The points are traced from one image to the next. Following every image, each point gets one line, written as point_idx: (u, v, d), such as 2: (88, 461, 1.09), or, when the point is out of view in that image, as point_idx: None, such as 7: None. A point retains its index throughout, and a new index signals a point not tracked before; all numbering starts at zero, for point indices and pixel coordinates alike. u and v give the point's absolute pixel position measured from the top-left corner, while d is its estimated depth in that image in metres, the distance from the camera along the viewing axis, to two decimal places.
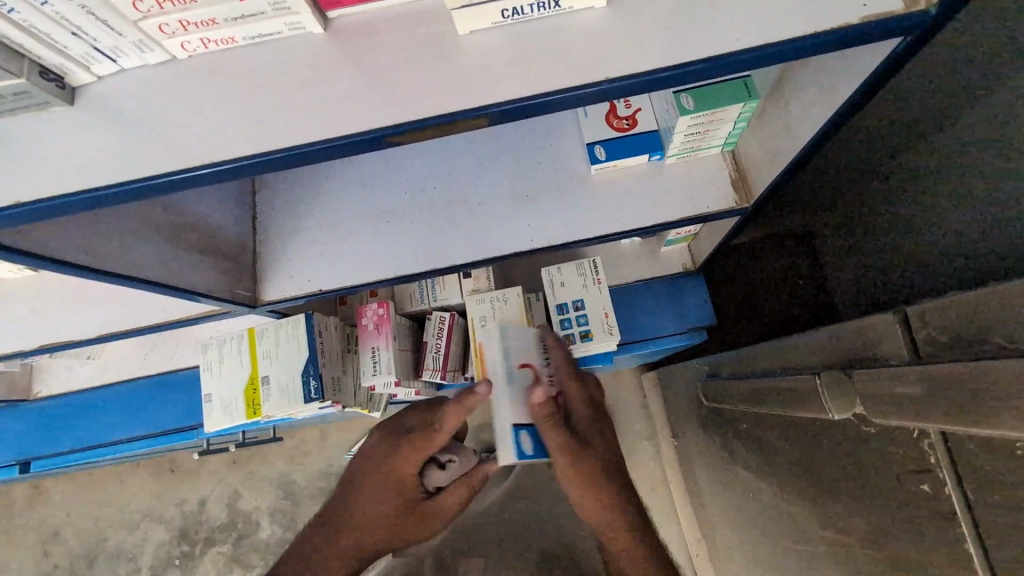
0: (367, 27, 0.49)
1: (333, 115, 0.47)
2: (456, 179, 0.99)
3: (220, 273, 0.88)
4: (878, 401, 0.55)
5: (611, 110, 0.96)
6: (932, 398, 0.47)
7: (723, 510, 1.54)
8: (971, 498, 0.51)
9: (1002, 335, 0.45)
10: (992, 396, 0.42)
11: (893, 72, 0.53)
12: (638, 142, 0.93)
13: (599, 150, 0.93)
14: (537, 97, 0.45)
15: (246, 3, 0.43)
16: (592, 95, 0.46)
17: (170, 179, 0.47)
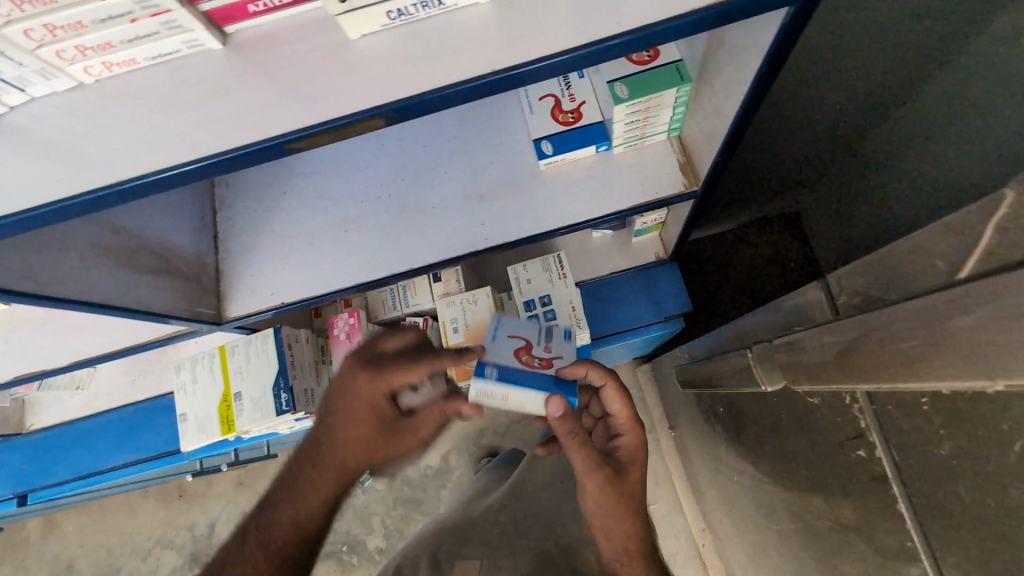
0: (263, 40, 0.50)
1: (236, 128, 0.48)
2: (426, 176, 1.00)
3: (179, 292, 0.90)
4: (802, 371, 0.55)
5: (555, 104, 0.97)
6: (839, 359, 0.47)
7: (719, 498, 1.53)
8: (898, 460, 0.50)
9: (897, 290, 0.44)
10: (885, 353, 0.41)
11: (791, 41, 0.54)
12: (582, 135, 0.94)
13: (546, 145, 0.94)
14: (428, 94, 0.47)
15: (137, 24, 0.44)
16: (479, 89, 0.47)
17: (80, 200, 0.48)
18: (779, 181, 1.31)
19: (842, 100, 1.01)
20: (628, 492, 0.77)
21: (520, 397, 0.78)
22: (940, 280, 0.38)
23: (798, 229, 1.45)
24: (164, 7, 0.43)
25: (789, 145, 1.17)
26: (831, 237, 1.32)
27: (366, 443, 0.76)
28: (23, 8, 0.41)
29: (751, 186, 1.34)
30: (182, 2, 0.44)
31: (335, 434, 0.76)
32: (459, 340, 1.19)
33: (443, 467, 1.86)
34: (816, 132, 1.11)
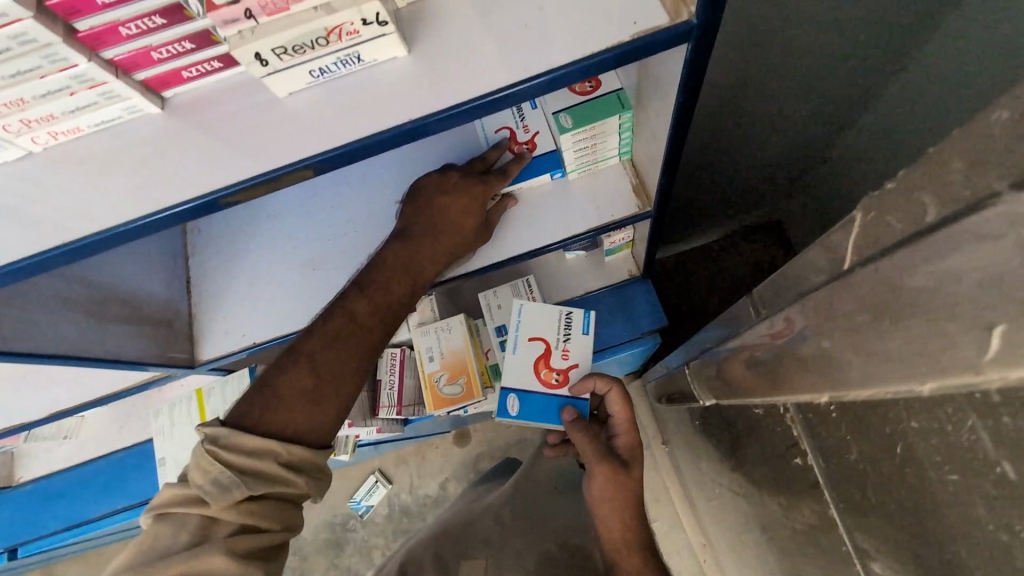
0: (199, 102, 0.53)
1: (175, 186, 0.51)
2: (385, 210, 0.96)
3: (151, 339, 0.93)
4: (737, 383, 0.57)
5: (510, 136, 0.92)
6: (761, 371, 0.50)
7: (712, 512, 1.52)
8: (824, 468, 0.52)
9: (789, 295, 0.46)
10: (793, 362, 0.43)
11: (699, 76, 0.57)
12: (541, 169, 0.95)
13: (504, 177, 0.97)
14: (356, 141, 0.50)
15: (76, 96, 0.47)
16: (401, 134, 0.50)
17: (27, 264, 0.51)
18: (757, 192, 1.35)
19: (804, 111, 1.05)
20: (626, 487, 0.84)
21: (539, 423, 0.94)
22: (816, 288, 0.41)
23: (781, 235, 1.49)
24: (100, 80, 0.47)
25: (762, 156, 1.20)
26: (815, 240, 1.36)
27: (471, 234, 0.85)
28: None
29: (732, 199, 1.36)
30: (116, 73, 0.47)
31: (441, 224, 0.80)
32: (435, 368, 1.22)
33: (440, 495, 1.85)
34: (784, 139, 1.15)
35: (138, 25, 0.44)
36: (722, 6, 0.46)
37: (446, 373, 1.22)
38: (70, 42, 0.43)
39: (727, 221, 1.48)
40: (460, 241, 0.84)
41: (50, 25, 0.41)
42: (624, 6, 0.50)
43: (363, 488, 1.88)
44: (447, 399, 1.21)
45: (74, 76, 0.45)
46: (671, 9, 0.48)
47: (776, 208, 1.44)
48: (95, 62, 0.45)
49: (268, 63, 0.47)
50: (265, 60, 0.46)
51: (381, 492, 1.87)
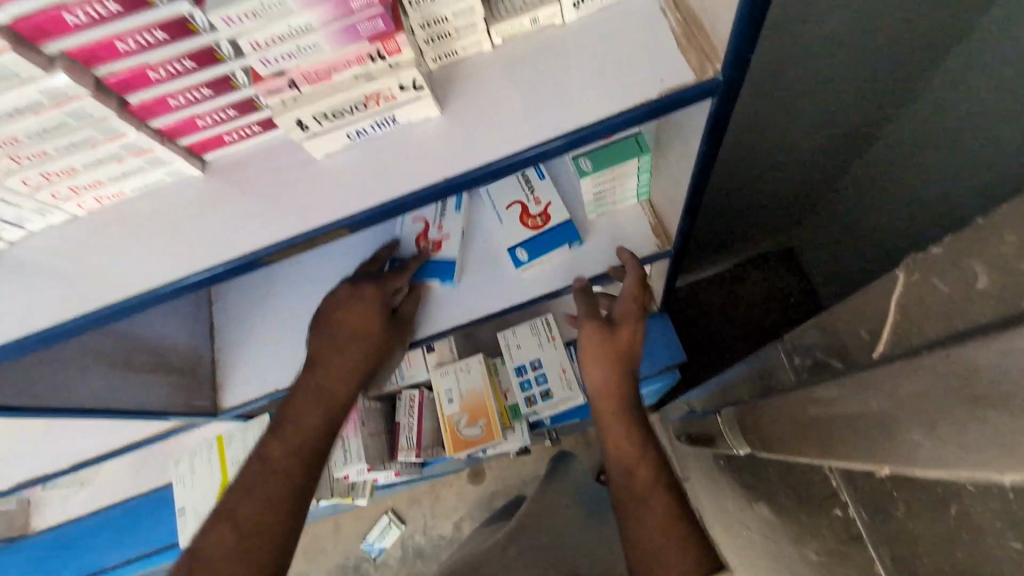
0: (238, 163, 0.55)
1: (215, 248, 0.52)
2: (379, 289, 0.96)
3: (175, 387, 0.93)
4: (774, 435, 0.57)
5: (423, 230, 0.96)
6: (805, 428, 0.49)
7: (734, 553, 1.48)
8: (863, 527, 0.51)
9: (842, 353, 0.46)
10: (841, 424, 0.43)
11: (721, 129, 0.58)
12: (553, 237, 0.95)
13: (521, 253, 0.96)
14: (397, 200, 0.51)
15: (123, 163, 0.49)
16: (435, 193, 0.51)
17: (67, 327, 0.52)
18: (770, 222, 1.34)
19: (817, 147, 1.06)
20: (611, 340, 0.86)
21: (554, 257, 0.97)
22: None
23: (795, 263, 1.48)
24: (146, 147, 0.48)
25: (776, 192, 1.20)
26: (830, 273, 1.35)
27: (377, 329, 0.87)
28: (22, 162, 0.46)
29: (745, 230, 1.35)
30: (162, 141, 0.49)
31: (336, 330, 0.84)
32: (454, 410, 1.21)
33: (455, 535, 1.81)
34: (797, 176, 1.15)
35: (186, 97, 0.46)
36: (746, 64, 0.47)
37: (465, 415, 1.21)
38: (122, 114, 0.45)
39: (740, 250, 1.47)
40: (364, 339, 0.86)
41: (106, 101, 0.43)
42: (654, 67, 0.51)
43: (376, 528, 1.84)
44: (467, 441, 1.20)
45: (123, 145, 0.47)
46: (697, 67, 0.50)
47: (789, 237, 1.43)
48: (143, 132, 0.47)
49: (308, 128, 0.49)
50: (305, 125, 0.48)
51: (395, 533, 1.84)
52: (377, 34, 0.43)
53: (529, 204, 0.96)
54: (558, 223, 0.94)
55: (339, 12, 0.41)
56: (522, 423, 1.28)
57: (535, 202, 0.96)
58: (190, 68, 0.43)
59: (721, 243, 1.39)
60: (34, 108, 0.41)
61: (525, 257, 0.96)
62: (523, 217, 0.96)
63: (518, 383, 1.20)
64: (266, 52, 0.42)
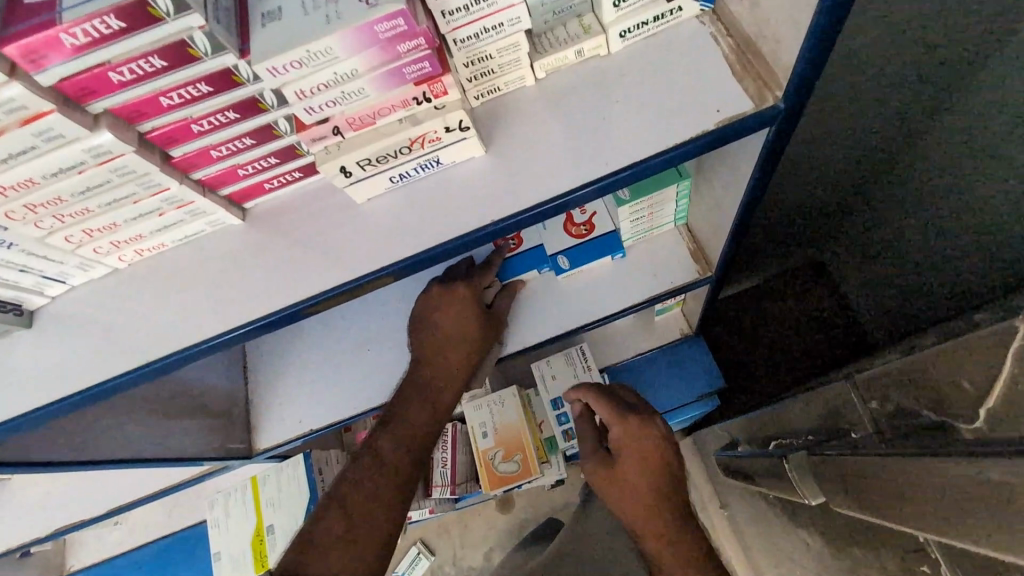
0: (277, 209, 0.54)
1: (258, 299, 0.51)
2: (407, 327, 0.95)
3: (210, 431, 0.92)
4: (862, 489, 0.53)
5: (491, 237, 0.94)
6: (915, 496, 0.45)
7: None
8: None
9: (968, 422, 0.42)
10: (969, 497, 0.39)
11: (776, 158, 0.55)
12: (598, 246, 0.92)
13: (562, 259, 0.91)
14: (437, 246, 0.49)
15: (165, 216, 0.48)
16: (477, 240, 0.49)
17: (108, 385, 0.50)
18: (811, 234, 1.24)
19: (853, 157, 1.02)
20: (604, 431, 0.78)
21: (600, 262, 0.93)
22: None
23: (827, 279, 1.32)
24: (188, 199, 0.47)
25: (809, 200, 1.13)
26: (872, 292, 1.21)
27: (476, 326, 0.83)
28: (65, 221, 0.45)
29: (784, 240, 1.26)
30: (203, 192, 0.48)
31: (434, 327, 0.81)
32: (489, 445, 1.18)
33: (486, 568, 1.75)
34: (827, 183, 1.08)
35: (229, 147, 0.45)
36: (809, 89, 0.45)
37: (501, 449, 1.17)
38: (165, 168, 0.44)
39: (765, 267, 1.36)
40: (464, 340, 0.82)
41: (149, 155, 0.42)
42: (707, 95, 0.49)
43: (405, 561, 1.79)
44: (503, 478, 1.16)
45: (165, 199, 0.46)
46: (754, 95, 0.48)
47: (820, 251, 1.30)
48: (185, 184, 0.46)
49: (352, 174, 0.47)
50: (349, 171, 0.47)
51: (424, 566, 1.78)
52: (423, 76, 0.42)
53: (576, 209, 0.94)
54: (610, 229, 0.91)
55: (385, 56, 0.39)
56: (558, 456, 1.24)
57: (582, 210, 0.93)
58: (233, 119, 0.42)
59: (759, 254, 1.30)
60: (79, 167, 0.40)
61: (568, 263, 0.91)
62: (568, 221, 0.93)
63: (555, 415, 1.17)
64: (310, 100, 0.41)
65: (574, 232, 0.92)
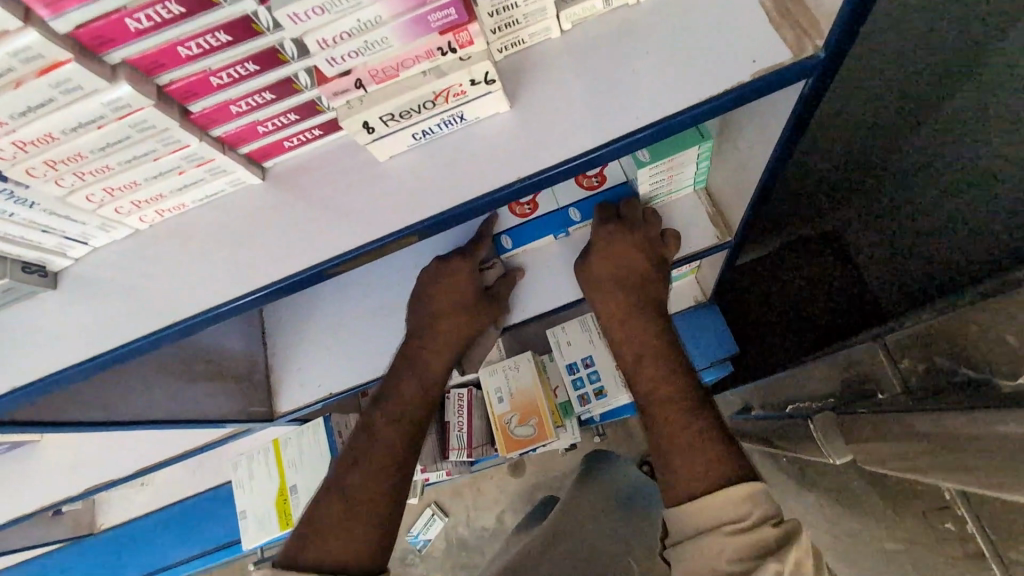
0: (296, 169, 0.53)
1: (281, 259, 0.50)
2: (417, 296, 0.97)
3: (233, 394, 0.93)
4: (888, 441, 0.53)
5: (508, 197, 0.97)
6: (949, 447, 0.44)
7: None
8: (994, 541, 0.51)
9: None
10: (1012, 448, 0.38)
11: (809, 115, 0.54)
12: (612, 198, 0.92)
13: (574, 212, 0.93)
14: (454, 207, 0.48)
15: (185, 175, 0.47)
16: (501, 199, 0.48)
17: (135, 346, 0.51)
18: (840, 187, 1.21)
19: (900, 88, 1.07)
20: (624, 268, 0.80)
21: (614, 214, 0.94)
22: None
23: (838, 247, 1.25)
24: (208, 157, 0.46)
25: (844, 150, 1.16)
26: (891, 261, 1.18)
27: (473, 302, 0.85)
28: (86, 178, 0.44)
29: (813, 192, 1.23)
30: (223, 149, 0.47)
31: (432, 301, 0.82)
32: (505, 409, 1.19)
33: (499, 528, 1.80)
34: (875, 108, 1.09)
35: (248, 102, 0.43)
36: (853, 38, 0.43)
37: (516, 414, 1.18)
38: (184, 124, 0.42)
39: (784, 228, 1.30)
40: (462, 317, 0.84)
41: (168, 110, 0.41)
42: (744, 46, 0.47)
43: (420, 520, 1.84)
44: (519, 441, 1.17)
45: (185, 156, 0.45)
46: (793, 45, 0.45)
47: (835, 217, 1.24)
48: (205, 141, 0.45)
49: (375, 131, 0.46)
50: (372, 128, 0.45)
51: (439, 525, 1.83)
52: (448, 24, 0.40)
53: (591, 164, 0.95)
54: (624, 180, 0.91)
55: (410, 2, 0.37)
56: (573, 420, 1.25)
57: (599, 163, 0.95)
58: (252, 72, 0.41)
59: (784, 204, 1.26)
60: (98, 122, 0.39)
61: (581, 215, 0.93)
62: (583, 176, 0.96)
63: (569, 380, 1.17)
64: (333, 50, 0.39)
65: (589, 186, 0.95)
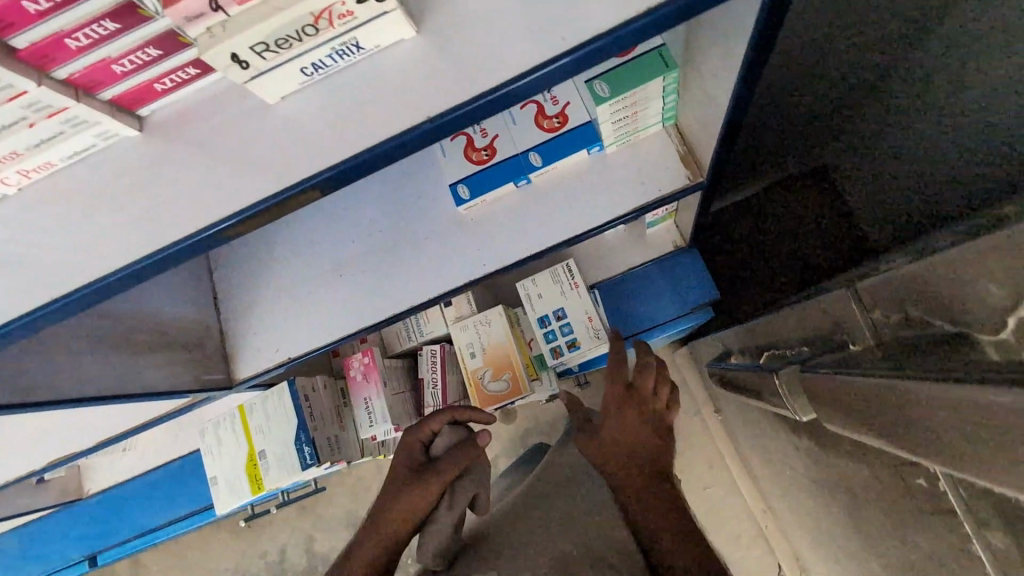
0: (181, 115, 0.46)
1: (173, 219, 0.44)
2: (385, 261, 0.95)
3: (183, 363, 0.88)
4: (858, 405, 0.49)
5: (467, 143, 0.92)
6: (923, 411, 0.40)
7: (769, 479, 1.43)
8: (964, 495, 0.48)
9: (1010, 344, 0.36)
10: (987, 417, 0.33)
11: (772, 30, 0.48)
12: (573, 139, 0.88)
13: (534, 156, 0.89)
14: (389, 141, 0.41)
15: (37, 128, 0.40)
16: (408, 143, 0.41)
17: (20, 323, 0.45)
18: (819, 130, 1.26)
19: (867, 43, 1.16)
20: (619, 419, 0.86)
21: (571, 159, 0.89)
22: None
23: (827, 184, 1.28)
24: (57, 105, 0.39)
25: (828, 94, 1.22)
26: (877, 196, 1.22)
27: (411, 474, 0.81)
28: None
29: (792, 137, 1.28)
30: (75, 95, 0.39)
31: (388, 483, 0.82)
32: (477, 365, 1.15)
33: (489, 475, 1.81)
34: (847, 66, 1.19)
35: (88, 34, 0.36)
36: None
37: (489, 369, 1.15)
38: (8, 64, 0.35)
39: (771, 167, 1.32)
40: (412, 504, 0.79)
41: None
42: None
43: None
44: (493, 396, 1.14)
45: (27, 104, 0.38)
46: None
47: (821, 154, 1.27)
48: (46, 86, 0.37)
49: (250, 65, 0.38)
50: (246, 62, 0.38)
51: None
52: None
53: (547, 102, 0.89)
54: (585, 122, 0.87)
55: None
56: (551, 373, 1.22)
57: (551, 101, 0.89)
58: None
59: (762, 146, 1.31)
60: None
61: (540, 161, 0.89)
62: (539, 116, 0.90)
63: (543, 334, 1.13)
64: None
65: (545, 127, 0.89)
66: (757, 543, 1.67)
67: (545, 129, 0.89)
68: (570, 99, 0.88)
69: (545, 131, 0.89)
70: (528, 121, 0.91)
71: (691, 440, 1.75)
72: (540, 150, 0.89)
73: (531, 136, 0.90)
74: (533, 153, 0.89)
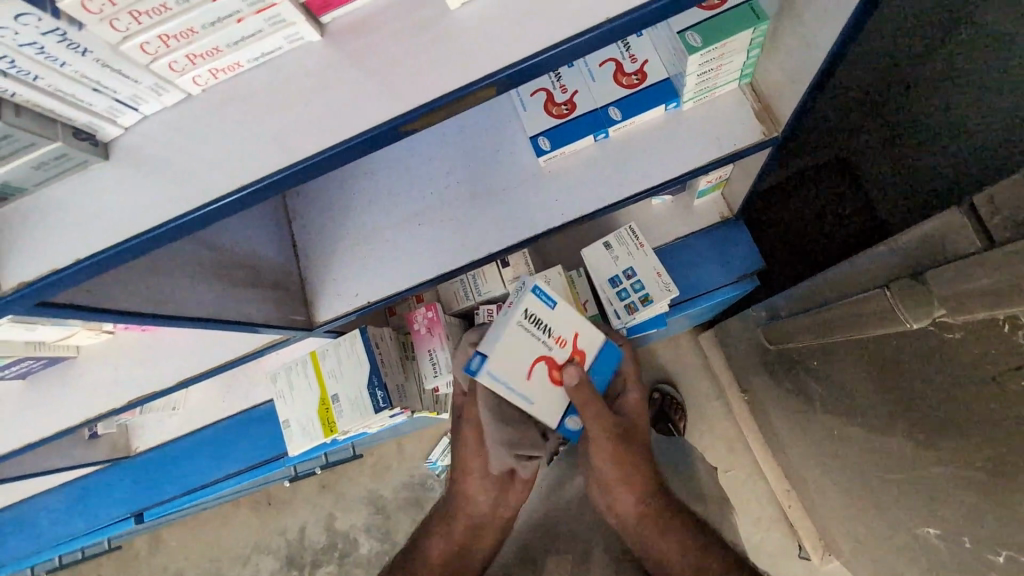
0: (359, 24, 0.50)
1: (354, 114, 0.48)
2: (462, 211, 0.98)
3: (273, 301, 0.92)
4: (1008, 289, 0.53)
5: (547, 99, 0.96)
6: None
7: (796, 456, 1.47)
8: None
9: None
10: None
11: None
12: (652, 95, 0.91)
13: (613, 112, 0.92)
14: (577, 38, 0.46)
15: (244, 23, 0.44)
16: (561, 54, 0.47)
17: (205, 212, 0.49)
18: (850, 123, 1.43)
19: (892, 53, 1.40)
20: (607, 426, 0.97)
21: (647, 116, 0.93)
22: None
23: (855, 174, 1.42)
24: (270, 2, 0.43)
25: (860, 93, 1.42)
26: (897, 185, 1.38)
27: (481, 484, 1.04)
28: (140, 20, 0.41)
29: (825, 128, 1.45)
30: None
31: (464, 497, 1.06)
32: None
33: None
34: (873, 68, 1.41)
35: None
36: None
37: None
38: None
39: (804, 156, 1.46)
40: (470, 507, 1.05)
41: None
42: None
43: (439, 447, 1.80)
44: None
45: None
46: None
47: (851, 146, 1.43)
48: None
49: None
50: None
51: None
52: None
53: (626, 60, 0.94)
54: (665, 78, 0.91)
55: None
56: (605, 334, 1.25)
57: (632, 58, 0.93)
58: None
59: (795, 136, 1.47)
60: None
61: (620, 115, 0.92)
62: (615, 73, 0.94)
63: (615, 292, 1.17)
64: None
65: (622, 83, 0.93)
66: (778, 524, 1.71)
67: (622, 84, 0.93)
68: (650, 57, 0.93)
69: (624, 87, 0.93)
70: (605, 79, 0.95)
71: (714, 423, 1.77)
72: (621, 104, 0.92)
73: (611, 91, 0.93)
74: (611, 107, 0.93)
